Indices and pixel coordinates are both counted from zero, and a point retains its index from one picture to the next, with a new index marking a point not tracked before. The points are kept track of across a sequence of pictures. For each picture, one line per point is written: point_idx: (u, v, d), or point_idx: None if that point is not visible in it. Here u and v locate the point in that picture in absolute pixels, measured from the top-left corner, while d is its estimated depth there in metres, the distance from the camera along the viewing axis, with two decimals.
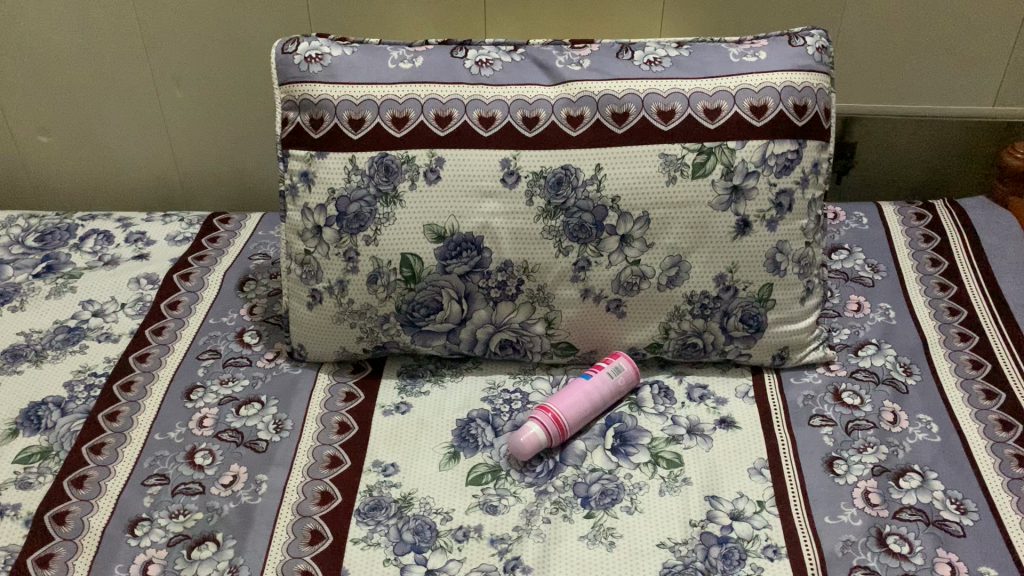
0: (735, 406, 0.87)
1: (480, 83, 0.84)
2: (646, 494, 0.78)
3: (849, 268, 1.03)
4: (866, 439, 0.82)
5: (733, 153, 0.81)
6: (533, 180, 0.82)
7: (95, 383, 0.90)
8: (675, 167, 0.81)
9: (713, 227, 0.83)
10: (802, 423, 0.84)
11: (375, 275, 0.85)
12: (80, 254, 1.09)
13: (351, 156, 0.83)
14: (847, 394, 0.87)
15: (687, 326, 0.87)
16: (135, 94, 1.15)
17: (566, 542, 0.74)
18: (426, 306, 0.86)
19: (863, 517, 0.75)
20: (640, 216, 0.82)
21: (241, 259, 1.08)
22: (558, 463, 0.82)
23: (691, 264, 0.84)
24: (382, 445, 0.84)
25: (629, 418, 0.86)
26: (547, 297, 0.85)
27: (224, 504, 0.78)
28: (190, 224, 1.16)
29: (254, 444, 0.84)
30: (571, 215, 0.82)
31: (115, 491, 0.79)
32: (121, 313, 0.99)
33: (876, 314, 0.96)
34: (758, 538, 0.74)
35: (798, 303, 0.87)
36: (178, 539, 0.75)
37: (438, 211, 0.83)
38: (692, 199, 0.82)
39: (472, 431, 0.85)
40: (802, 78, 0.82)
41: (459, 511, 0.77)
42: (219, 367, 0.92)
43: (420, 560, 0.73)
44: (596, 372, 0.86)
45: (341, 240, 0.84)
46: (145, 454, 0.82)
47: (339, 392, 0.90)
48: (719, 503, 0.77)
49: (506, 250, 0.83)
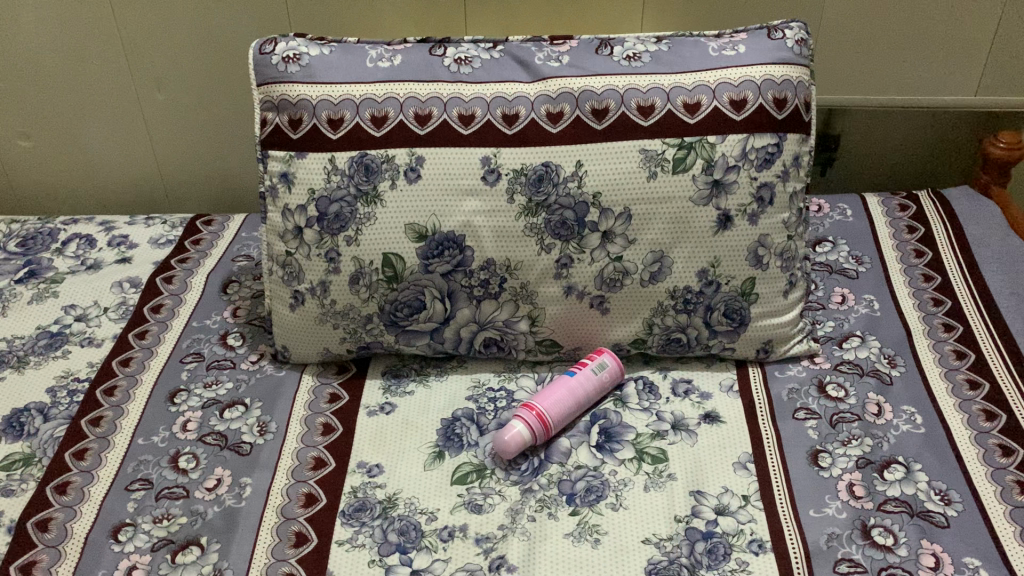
0: (720, 400, 0.87)
1: (459, 81, 0.84)
2: (631, 490, 0.78)
3: (833, 260, 1.03)
4: (851, 432, 0.82)
5: (714, 147, 0.81)
6: (514, 177, 0.82)
7: (78, 388, 0.90)
8: (655, 162, 0.81)
9: (695, 222, 0.82)
10: (787, 416, 0.84)
11: (357, 275, 0.84)
12: (63, 259, 1.08)
13: (330, 156, 0.83)
14: (832, 386, 0.87)
15: (670, 322, 0.86)
16: (116, 96, 1.14)
17: (552, 540, 0.74)
18: (409, 306, 0.85)
19: (847, 510, 0.75)
20: (622, 212, 0.82)
21: (225, 260, 1.08)
22: (543, 461, 0.81)
23: (673, 259, 0.84)
24: (367, 446, 0.83)
25: (614, 414, 0.86)
26: (531, 295, 0.85)
27: (208, 508, 0.78)
28: (173, 226, 1.15)
29: (238, 448, 0.83)
30: (552, 212, 0.82)
31: (97, 498, 0.78)
32: (103, 318, 0.99)
33: (860, 306, 0.96)
34: (743, 532, 0.74)
35: (782, 296, 0.86)
36: (162, 543, 0.75)
37: (420, 210, 0.83)
38: (673, 193, 0.82)
39: (457, 430, 0.85)
40: (782, 71, 0.82)
41: (444, 510, 0.77)
42: (202, 370, 0.92)
43: (405, 561, 0.73)
44: (580, 369, 0.86)
45: (322, 241, 0.84)
46: (128, 459, 0.82)
47: (323, 393, 0.89)
48: (705, 499, 0.77)
49: (488, 248, 0.83)
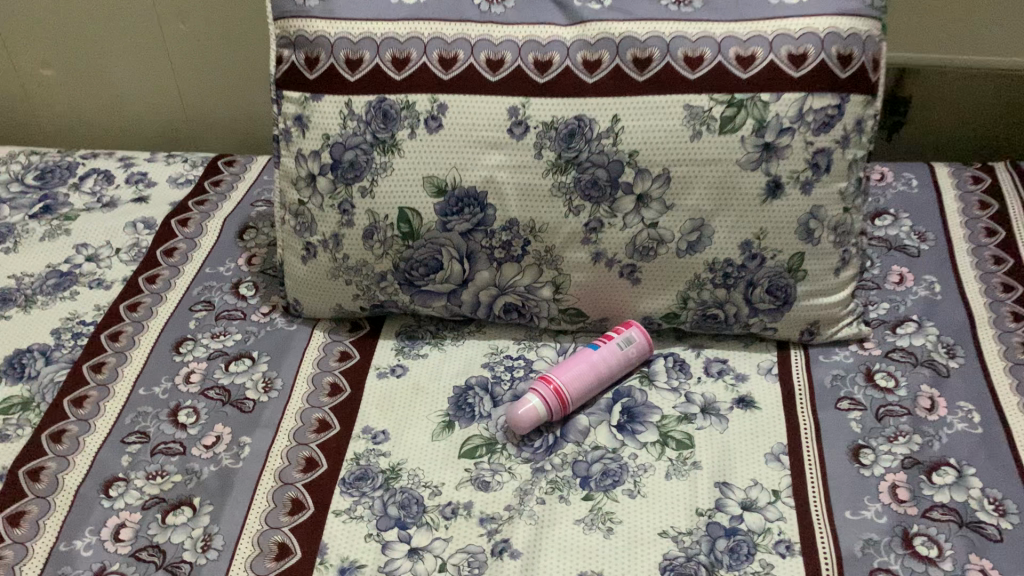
0: (756, 384, 0.80)
1: (490, 22, 0.76)
2: (651, 477, 0.72)
3: (892, 235, 0.95)
4: (899, 427, 0.75)
5: (767, 106, 0.73)
6: (543, 131, 0.75)
7: (82, 332, 0.86)
8: (700, 120, 0.74)
9: (740, 188, 0.75)
10: (828, 406, 0.77)
11: (371, 229, 0.79)
12: (79, 194, 1.04)
13: (347, 100, 0.77)
14: (881, 375, 0.79)
15: (707, 296, 0.79)
16: (138, 26, 1.09)
17: (561, 525, 0.69)
18: (425, 265, 0.80)
19: (888, 515, 0.68)
20: (660, 173, 0.75)
21: (245, 203, 1.03)
22: (558, 439, 0.76)
23: (714, 228, 0.76)
24: (374, 410, 0.79)
25: (639, 393, 0.79)
26: (556, 260, 0.79)
27: (204, 467, 0.74)
28: (194, 164, 1.10)
29: (240, 404, 0.80)
30: (584, 170, 0.75)
31: (92, 450, 0.75)
32: (115, 259, 0.95)
33: (919, 288, 0.88)
34: (770, 532, 0.68)
35: (832, 274, 0.79)
36: (153, 501, 0.72)
37: (440, 163, 0.76)
38: (718, 155, 0.74)
39: (469, 399, 0.79)
40: (851, 23, 0.73)
41: (449, 485, 0.72)
42: (211, 320, 0.88)
43: (404, 537, 0.69)
44: (605, 342, 0.79)
45: (336, 191, 0.79)
46: (127, 409, 0.79)
47: (333, 351, 0.85)
48: (731, 492, 0.71)
49: (511, 208, 0.77)
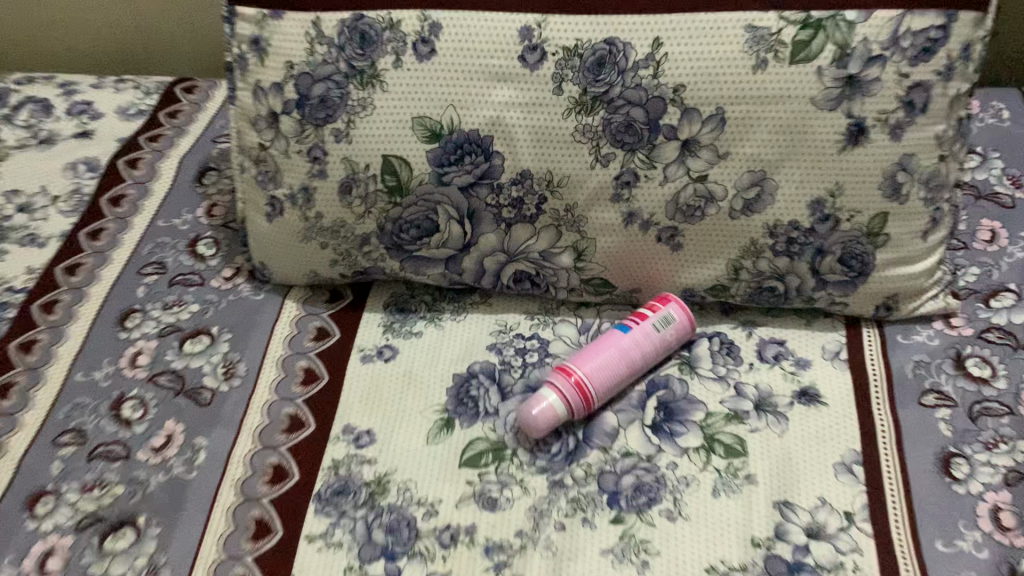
0: (820, 372, 0.66)
1: None
2: (694, 494, 0.59)
3: (980, 180, 0.79)
4: (999, 431, 0.61)
5: (852, 28, 0.57)
6: (563, 59, 0.59)
7: (10, 301, 0.72)
8: (766, 46, 0.57)
9: (815, 134, 0.59)
10: (910, 403, 0.63)
11: (349, 182, 0.64)
12: (11, 129, 0.88)
13: (315, 18, 0.61)
14: (974, 362, 0.65)
15: (765, 266, 0.65)
16: None
17: (584, 558, 0.56)
18: (417, 227, 0.65)
19: (990, 547, 0.55)
20: (712, 114, 0.59)
21: (206, 139, 0.87)
22: (580, 444, 0.62)
23: (777, 183, 0.61)
24: (357, 405, 0.65)
25: (678, 384, 0.65)
26: (578, 222, 0.64)
27: (152, 477, 0.61)
28: (147, 91, 0.93)
29: (196, 395, 0.66)
30: (614, 110, 0.59)
31: (17, 454, 0.62)
32: (52, 209, 0.80)
33: (1017, 248, 0.73)
34: (843, 568, 0.55)
35: (920, 239, 0.63)
36: (89, 522, 0.59)
37: (434, 99, 0.61)
38: (788, 92, 0.58)
39: (471, 391, 0.66)
40: None
41: (447, 503, 0.59)
42: (164, 287, 0.74)
43: (391, 572, 0.56)
44: (638, 323, 0.65)
45: (304, 134, 0.63)
46: (61, 402, 0.65)
47: (308, 328, 0.71)
48: (794, 515, 0.57)
49: (524, 157, 0.62)
